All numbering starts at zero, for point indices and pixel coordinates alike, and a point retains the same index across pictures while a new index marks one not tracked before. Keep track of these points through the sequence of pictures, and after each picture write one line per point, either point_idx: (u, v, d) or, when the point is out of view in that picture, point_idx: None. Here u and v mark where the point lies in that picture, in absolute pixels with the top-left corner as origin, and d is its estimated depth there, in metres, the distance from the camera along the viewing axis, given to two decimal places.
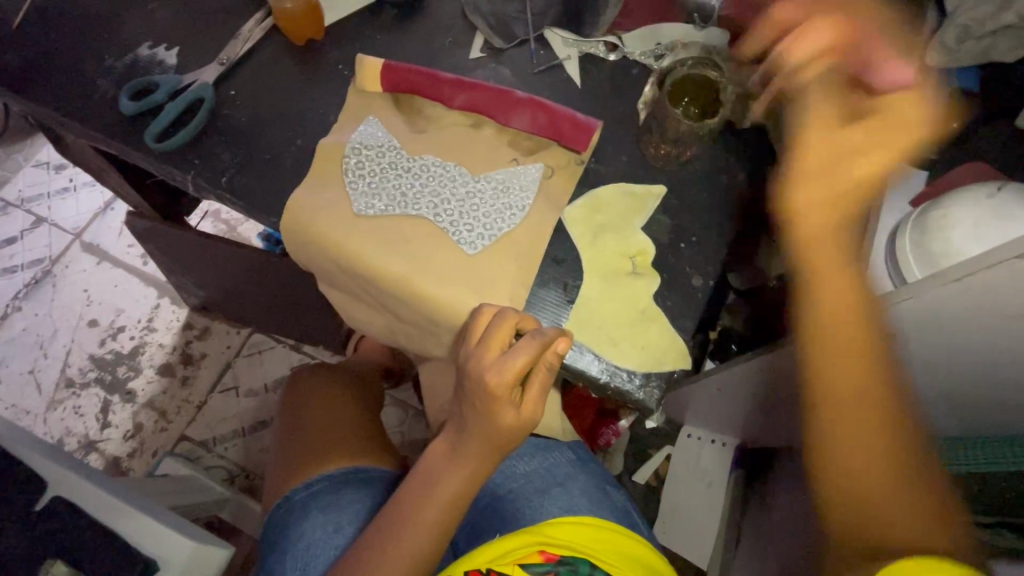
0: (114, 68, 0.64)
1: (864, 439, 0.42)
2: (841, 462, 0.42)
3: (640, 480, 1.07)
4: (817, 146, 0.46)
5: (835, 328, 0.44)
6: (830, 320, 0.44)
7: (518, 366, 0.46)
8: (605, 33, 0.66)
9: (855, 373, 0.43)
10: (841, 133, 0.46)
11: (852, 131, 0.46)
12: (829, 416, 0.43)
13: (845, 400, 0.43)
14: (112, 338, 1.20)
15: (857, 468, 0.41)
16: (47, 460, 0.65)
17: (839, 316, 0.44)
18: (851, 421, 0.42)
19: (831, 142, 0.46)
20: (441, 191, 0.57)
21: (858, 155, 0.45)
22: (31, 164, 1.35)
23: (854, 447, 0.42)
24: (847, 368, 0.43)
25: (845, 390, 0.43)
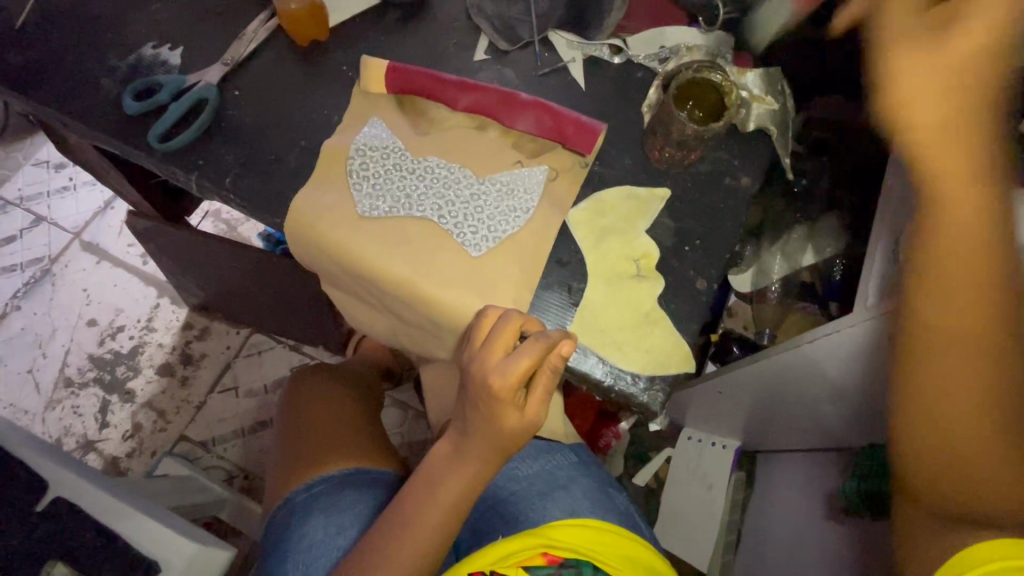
0: (117, 68, 0.64)
1: (981, 412, 0.40)
2: (949, 442, 0.41)
3: (640, 482, 1.07)
4: (920, 70, 0.38)
5: (959, 302, 0.39)
6: (942, 291, 0.40)
7: (522, 369, 0.46)
8: (609, 35, 0.66)
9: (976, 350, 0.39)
10: (949, 45, 0.38)
11: (958, 37, 0.37)
12: (939, 399, 0.41)
13: (959, 382, 0.40)
14: (111, 338, 1.20)
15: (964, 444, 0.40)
16: (47, 461, 0.65)
17: (961, 284, 0.39)
18: (964, 402, 0.40)
19: (934, 63, 0.38)
20: (446, 193, 0.57)
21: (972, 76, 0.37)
22: (31, 163, 1.34)
23: (966, 426, 0.40)
24: (965, 348, 0.39)
25: (966, 359, 0.39)
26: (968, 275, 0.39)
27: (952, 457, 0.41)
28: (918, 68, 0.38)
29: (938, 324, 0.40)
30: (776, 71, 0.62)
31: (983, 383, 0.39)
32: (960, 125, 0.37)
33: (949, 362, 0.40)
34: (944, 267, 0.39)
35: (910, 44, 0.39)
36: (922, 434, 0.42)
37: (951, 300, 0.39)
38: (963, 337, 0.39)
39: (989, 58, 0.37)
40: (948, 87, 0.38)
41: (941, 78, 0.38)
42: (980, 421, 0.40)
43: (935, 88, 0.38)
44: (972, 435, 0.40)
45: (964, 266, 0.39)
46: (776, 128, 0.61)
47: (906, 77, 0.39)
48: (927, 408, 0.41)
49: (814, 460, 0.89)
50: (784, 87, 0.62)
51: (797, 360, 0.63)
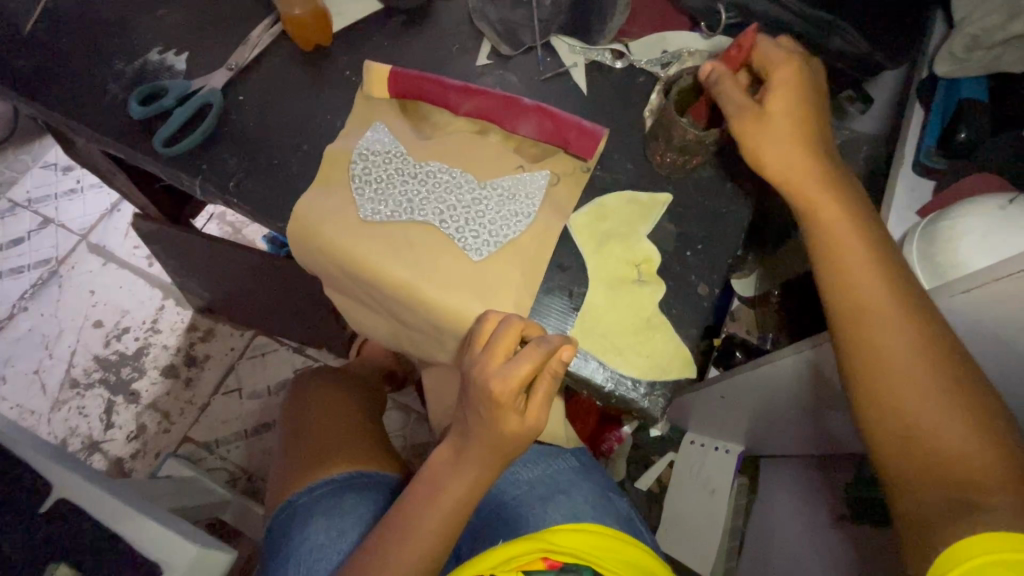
0: (124, 73, 0.64)
1: (920, 379, 0.43)
2: (909, 421, 0.43)
3: (642, 486, 1.08)
4: (761, 131, 0.50)
5: (866, 286, 0.46)
6: (856, 283, 0.46)
7: (522, 375, 0.46)
8: (611, 40, 0.66)
9: (895, 326, 0.44)
10: (777, 111, 0.50)
11: (779, 105, 0.50)
12: (882, 378, 0.44)
13: (893, 360, 0.44)
14: (117, 339, 1.21)
15: (919, 419, 0.43)
16: (51, 461, 0.65)
17: (862, 277, 0.46)
18: (901, 377, 0.44)
19: (772, 123, 0.49)
20: (447, 198, 0.57)
21: (797, 130, 0.49)
22: (39, 165, 1.36)
23: (913, 399, 0.43)
24: (882, 321, 0.45)
25: (887, 339, 0.45)
26: (865, 268, 0.46)
27: (915, 437, 0.42)
28: (762, 127, 0.49)
29: (855, 314, 0.46)
30: None
31: (912, 357, 0.44)
32: (808, 163, 0.49)
33: (878, 343, 0.45)
34: (843, 269, 0.47)
35: (752, 109, 0.50)
36: (881, 418, 0.44)
37: (863, 289, 0.46)
38: (878, 320, 0.45)
39: (800, 122, 0.50)
40: (788, 138, 0.49)
41: (778, 136, 0.49)
42: (922, 391, 0.43)
43: (775, 140, 0.49)
44: (922, 406, 0.43)
45: (864, 262, 0.47)
46: None
47: (756, 135, 0.50)
48: (876, 394, 0.44)
49: (817, 466, 0.89)
50: None
51: (804, 366, 0.62)
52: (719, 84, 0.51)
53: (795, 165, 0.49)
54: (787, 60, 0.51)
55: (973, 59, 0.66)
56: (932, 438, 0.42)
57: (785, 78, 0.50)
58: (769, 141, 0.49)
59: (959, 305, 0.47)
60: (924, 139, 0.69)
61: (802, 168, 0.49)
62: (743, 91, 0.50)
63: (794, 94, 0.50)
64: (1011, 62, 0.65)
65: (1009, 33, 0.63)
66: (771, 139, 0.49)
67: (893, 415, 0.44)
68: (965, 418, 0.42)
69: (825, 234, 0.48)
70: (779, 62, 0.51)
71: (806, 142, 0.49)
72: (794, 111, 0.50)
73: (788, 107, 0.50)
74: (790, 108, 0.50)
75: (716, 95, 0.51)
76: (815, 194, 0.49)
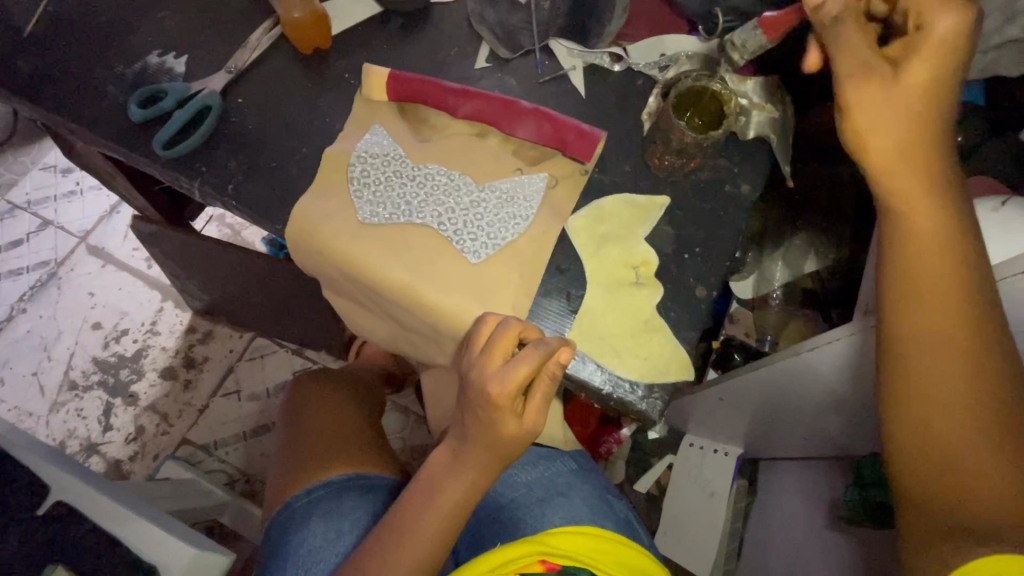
0: (123, 76, 0.64)
1: (962, 408, 0.43)
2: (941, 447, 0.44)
3: (641, 489, 1.07)
4: (869, 84, 0.44)
5: (934, 309, 0.43)
6: (927, 309, 0.44)
7: (520, 377, 0.46)
8: (609, 44, 0.66)
9: (957, 359, 0.43)
10: (901, 69, 0.43)
11: (908, 65, 0.43)
12: (931, 406, 0.44)
13: (941, 386, 0.43)
14: (116, 341, 1.21)
15: (952, 449, 0.43)
16: (49, 463, 0.65)
17: (938, 303, 0.43)
18: (951, 409, 0.43)
19: (884, 86, 0.44)
20: (446, 201, 0.57)
21: (914, 99, 0.43)
22: (38, 167, 1.36)
23: (955, 431, 0.43)
24: (941, 347, 0.43)
25: (948, 370, 0.43)
26: (941, 295, 0.43)
27: (944, 464, 0.43)
28: (874, 85, 0.44)
29: (921, 338, 0.44)
30: (775, 80, 0.62)
31: (963, 393, 0.43)
32: (911, 140, 0.43)
33: (935, 372, 0.44)
34: (914, 288, 0.44)
35: (865, 59, 0.44)
36: (915, 440, 0.45)
37: (931, 310, 0.43)
38: (942, 345, 0.43)
39: (919, 93, 0.43)
40: (897, 108, 0.43)
41: (886, 96, 0.43)
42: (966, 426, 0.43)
43: (880, 100, 0.44)
44: (958, 436, 0.43)
45: (937, 281, 0.43)
46: (776, 135, 0.61)
47: (859, 88, 0.44)
48: (919, 418, 0.44)
49: (815, 468, 0.89)
50: (783, 95, 0.62)
51: (804, 368, 0.62)
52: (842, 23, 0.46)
53: (893, 131, 0.43)
54: (940, 15, 0.42)
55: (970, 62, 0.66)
56: (962, 469, 0.43)
57: (936, 34, 0.42)
58: (866, 104, 0.44)
59: None
60: None
61: (902, 150, 0.43)
62: (862, 43, 0.45)
63: (933, 61, 0.42)
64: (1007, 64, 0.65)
65: (1006, 37, 0.63)
66: (869, 102, 0.44)
67: (929, 441, 0.44)
68: (1000, 458, 0.42)
69: (906, 242, 0.44)
70: (935, 11, 0.42)
71: (922, 116, 0.43)
72: (917, 78, 0.43)
73: (912, 72, 0.43)
74: (922, 74, 0.43)
75: (826, 36, 0.46)
76: (908, 185, 0.44)
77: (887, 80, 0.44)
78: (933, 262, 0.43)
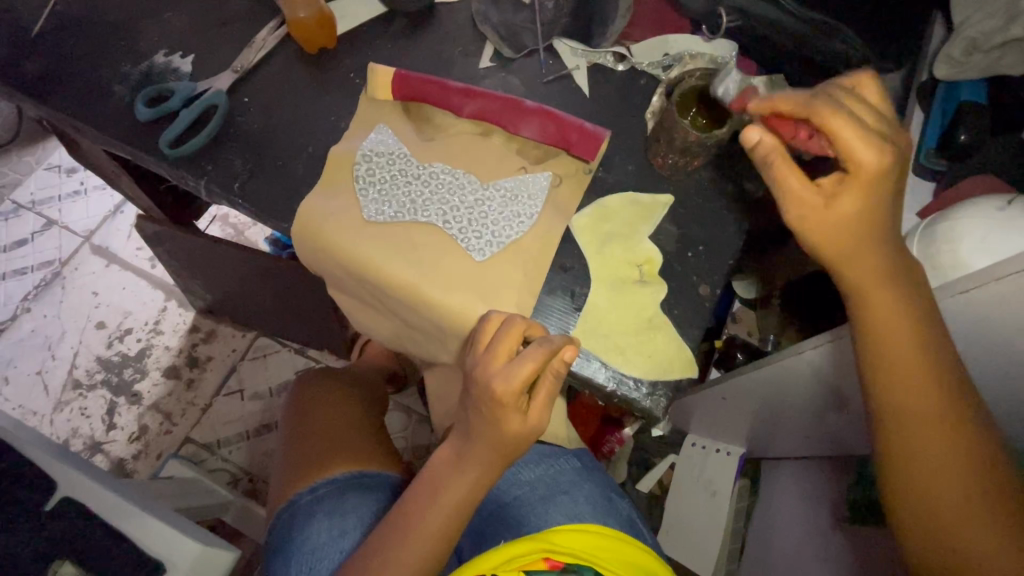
0: (131, 75, 0.65)
1: (947, 461, 0.44)
2: (934, 499, 0.45)
3: (642, 488, 1.08)
4: (805, 218, 0.43)
5: (909, 375, 0.44)
6: (905, 383, 0.44)
7: (525, 375, 0.46)
8: (613, 43, 0.66)
9: (937, 425, 0.44)
10: (833, 201, 0.42)
11: (840, 198, 0.42)
12: (919, 469, 0.45)
13: (925, 444, 0.45)
14: (120, 340, 1.21)
15: (947, 507, 0.44)
16: (55, 460, 0.65)
17: (914, 382, 0.44)
18: (940, 470, 0.44)
19: (820, 216, 0.42)
20: (450, 200, 0.58)
21: (857, 225, 0.42)
22: (43, 167, 1.36)
23: (946, 491, 0.44)
24: (919, 411, 0.45)
25: (930, 435, 0.45)
26: (917, 371, 0.44)
27: (941, 522, 0.45)
28: (807, 211, 0.43)
29: (901, 412, 0.45)
30: (780, 79, 0.62)
31: (949, 452, 0.44)
32: (850, 250, 0.43)
33: (918, 439, 0.45)
34: (892, 368, 0.45)
35: (799, 194, 0.43)
36: (910, 502, 0.46)
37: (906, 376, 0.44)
38: (921, 407, 0.45)
39: (857, 219, 0.42)
40: (830, 232, 0.43)
41: (822, 229, 0.43)
42: (955, 484, 0.44)
43: (821, 230, 0.43)
44: (946, 487, 0.44)
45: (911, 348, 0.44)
46: None
47: (799, 212, 0.43)
48: (910, 480, 0.46)
49: (818, 468, 0.89)
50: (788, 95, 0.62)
51: (807, 367, 0.62)
52: (772, 160, 0.43)
53: (839, 253, 0.43)
54: (858, 155, 0.39)
55: (973, 62, 0.67)
56: (958, 526, 0.44)
57: (865, 174, 0.40)
58: (807, 230, 0.44)
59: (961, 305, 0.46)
60: (925, 140, 0.71)
61: (848, 254, 0.43)
62: (794, 176, 0.43)
63: (868, 191, 0.41)
64: (1011, 63, 0.66)
65: (1010, 36, 0.63)
66: (810, 230, 0.43)
67: (923, 502, 0.45)
68: (992, 512, 0.44)
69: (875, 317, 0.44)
70: (851, 147, 0.40)
71: (866, 231, 0.42)
72: (851, 209, 0.41)
73: (845, 207, 0.42)
74: (855, 207, 0.41)
75: (764, 172, 0.44)
76: (868, 280, 0.44)
77: (821, 211, 0.42)
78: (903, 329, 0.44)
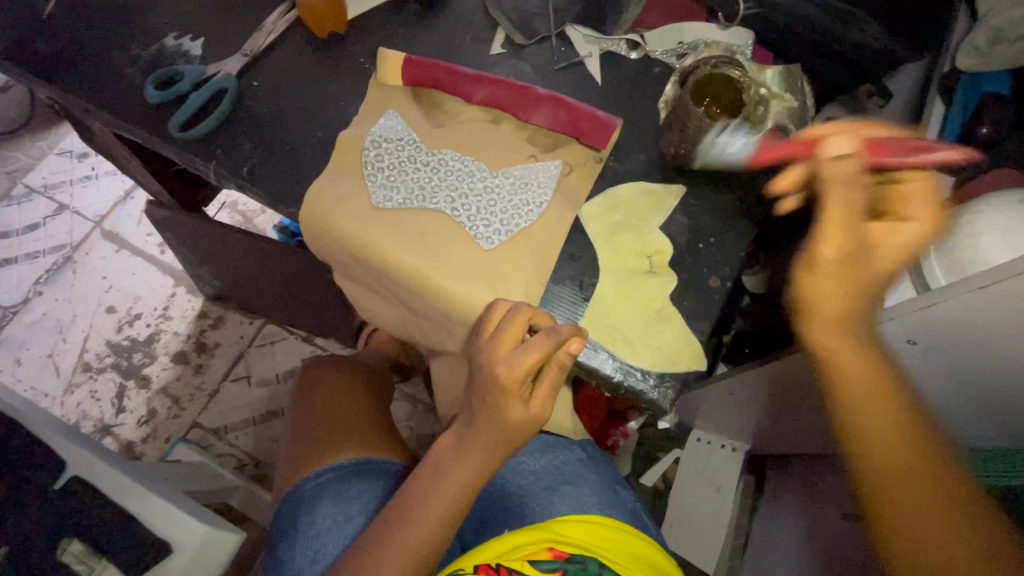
0: (141, 58, 0.65)
1: (907, 463, 0.42)
2: (905, 510, 0.42)
3: (647, 483, 1.06)
4: (843, 249, 0.40)
5: (858, 381, 0.43)
6: (858, 400, 0.43)
7: (531, 362, 0.46)
8: (627, 31, 0.65)
9: (890, 431, 0.42)
10: (875, 244, 0.41)
11: (885, 241, 0.41)
12: (886, 488, 0.42)
13: (885, 450, 0.42)
14: (129, 325, 1.22)
15: (931, 535, 0.41)
16: (65, 440, 0.66)
17: (878, 413, 0.43)
18: (921, 506, 0.41)
19: (857, 255, 0.41)
20: (459, 186, 0.57)
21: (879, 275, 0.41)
22: (55, 152, 1.37)
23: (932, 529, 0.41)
24: (873, 415, 0.43)
25: (903, 466, 0.42)
26: (878, 398, 0.43)
27: (917, 543, 0.41)
28: (846, 242, 0.40)
29: (869, 445, 0.43)
30: (796, 69, 0.62)
31: (905, 460, 0.42)
32: (856, 284, 0.41)
33: (875, 448, 0.43)
34: (853, 399, 0.43)
35: (851, 227, 0.40)
36: (885, 516, 0.42)
37: (856, 381, 0.43)
38: (874, 413, 0.43)
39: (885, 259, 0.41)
40: (855, 268, 0.41)
41: (844, 264, 0.41)
42: (938, 522, 0.40)
43: (846, 267, 0.41)
44: (911, 494, 0.42)
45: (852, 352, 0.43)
46: (795, 125, 0.60)
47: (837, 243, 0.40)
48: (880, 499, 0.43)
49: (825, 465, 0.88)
50: (803, 85, 0.62)
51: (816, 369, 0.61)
52: (850, 182, 0.40)
53: (834, 299, 0.42)
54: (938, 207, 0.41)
55: (998, 53, 0.64)
56: (938, 550, 0.40)
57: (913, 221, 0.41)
58: (833, 266, 0.41)
59: (967, 304, 0.45)
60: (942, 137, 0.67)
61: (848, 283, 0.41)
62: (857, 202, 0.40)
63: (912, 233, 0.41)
64: None
65: None
66: (836, 266, 0.41)
67: (905, 533, 0.41)
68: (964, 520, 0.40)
69: (821, 328, 0.43)
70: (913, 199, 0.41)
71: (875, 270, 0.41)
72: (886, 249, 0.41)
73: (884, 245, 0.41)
74: (885, 251, 0.41)
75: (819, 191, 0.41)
76: (824, 298, 0.42)
77: (863, 246, 0.41)
78: (845, 336, 0.42)
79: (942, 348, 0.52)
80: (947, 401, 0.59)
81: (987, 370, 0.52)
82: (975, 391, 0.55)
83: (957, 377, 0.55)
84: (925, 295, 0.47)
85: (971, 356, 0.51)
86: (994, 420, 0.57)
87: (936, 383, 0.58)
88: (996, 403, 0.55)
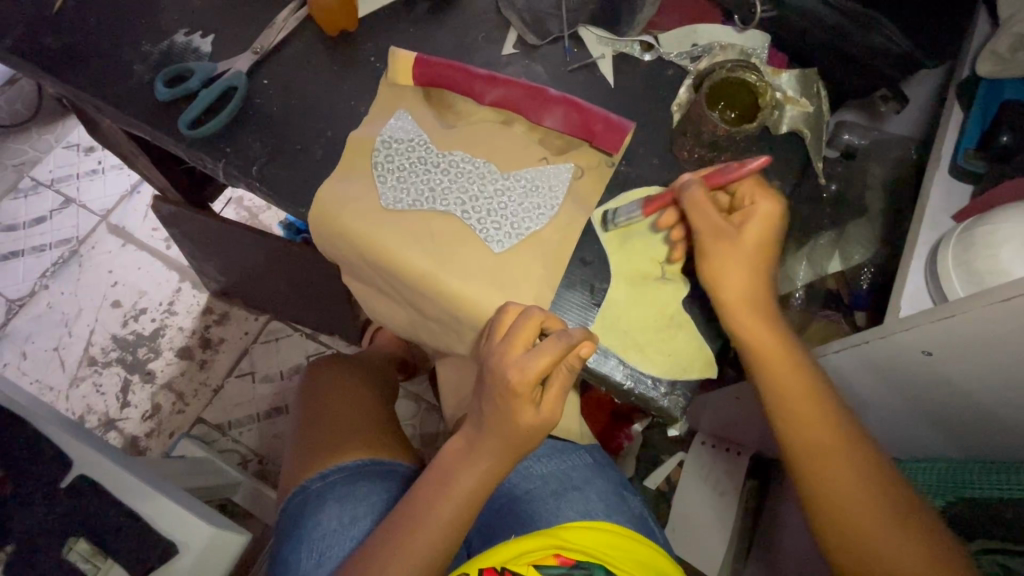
0: (150, 54, 0.64)
1: (842, 457, 0.48)
2: (841, 497, 0.48)
3: (652, 484, 1.05)
4: (719, 251, 0.51)
5: (792, 387, 0.50)
6: (795, 403, 0.50)
7: (542, 366, 0.46)
8: (640, 32, 0.65)
9: (825, 428, 0.49)
10: (740, 236, 0.51)
11: (748, 229, 0.51)
12: (824, 478, 0.48)
13: (821, 444, 0.49)
14: (135, 319, 1.22)
15: (864, 518, 0.47)
16: (72, 437, 0.66)
17: (808, 411, 0.49)
18: (854, 492, 0.47)
19: (733, 248, 0.51)
20: (470, 188, 0.57)
21: (752, 254, 0.51)
22: (62, 145, 1.37)
23: (863, 514, 0.47)
24: (808, 415, 0.50)
25: (836, 458, 0.48)
26: (811, 401, 0.50)
27: (854, 526, 0.47)
28: (722, 246, 0.51)
29: (803, 438, 0.49)
30: (813, 72, 0.62)
31: (839, 454, 0.48)
32: (745, 279, 0.50)
33: (813, 443, 0.49)
34: (789, 402, 0.50)
35: (716, 233, 0.51)
36: (824, 503, 0.48)
37: (791, 386, 0.50)
38: (807, 411, 0.50)
39: (758, 243, 0.51)
40: (738, 262, 0.51)
41: (729, 258, 0.51)
42: (870, 507, 0.47)
43: (729, 264, 0.51)
44: (849, 483, 0.48)
45: (785, 359, 0.51)
46: (811, 130, 0.59)
47: (716, 251, 0.51)
48: (820, 488, 0.48)
49: None
50: (819, 89, 0.61)
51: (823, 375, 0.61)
52: (700, 203, 0.51)
53: (732, 290, 0.51)
54: (773, 194, 0.51)
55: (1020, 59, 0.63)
56: (871, 530, 0.46)
57: (762, 211, 0.51)
58: (721, 264, 0.51)
59: (989, 313, 0.45)
60: (962, 141, 0.65)
61: (742, 283, 0.50)
62: (715, 210, 0.51)
63: (764, 222, 0.51)
64: None
65: None
66: (725, 262, 0.51)
67: (840, 515, 0.47)
68: (891, 505, 0.47)
69: (751, 333, 0.51)
70: (755, 197, 0.51)
71: (750, 262, 0.51)
72: (753, 235, 0.51)
73: (751, 232, 0.51)
74: (755, 236, 0.51)
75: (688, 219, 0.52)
76: (740, 303, 0.51)
77: (733, 242, 0.51)
78: (774, 344, 0.51)
79: (964, 357, 0.51)
80: (957, 413, 0.59)
81: (1003, 379, 0.51)
82: (987, 403, 0.55)
83: (970, 388, 0.55)
84: (944, 307, 0.48)
85: (982, 365, 0.51)
86: (1005, 433, 0.56)
87: (948, 395, 0.57)
88: (1007, 416, 0.55)
